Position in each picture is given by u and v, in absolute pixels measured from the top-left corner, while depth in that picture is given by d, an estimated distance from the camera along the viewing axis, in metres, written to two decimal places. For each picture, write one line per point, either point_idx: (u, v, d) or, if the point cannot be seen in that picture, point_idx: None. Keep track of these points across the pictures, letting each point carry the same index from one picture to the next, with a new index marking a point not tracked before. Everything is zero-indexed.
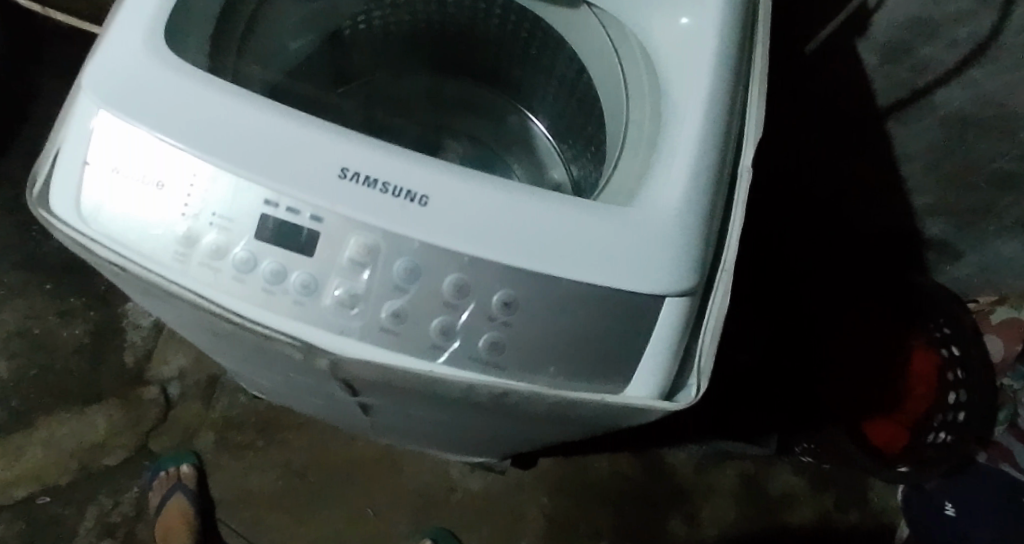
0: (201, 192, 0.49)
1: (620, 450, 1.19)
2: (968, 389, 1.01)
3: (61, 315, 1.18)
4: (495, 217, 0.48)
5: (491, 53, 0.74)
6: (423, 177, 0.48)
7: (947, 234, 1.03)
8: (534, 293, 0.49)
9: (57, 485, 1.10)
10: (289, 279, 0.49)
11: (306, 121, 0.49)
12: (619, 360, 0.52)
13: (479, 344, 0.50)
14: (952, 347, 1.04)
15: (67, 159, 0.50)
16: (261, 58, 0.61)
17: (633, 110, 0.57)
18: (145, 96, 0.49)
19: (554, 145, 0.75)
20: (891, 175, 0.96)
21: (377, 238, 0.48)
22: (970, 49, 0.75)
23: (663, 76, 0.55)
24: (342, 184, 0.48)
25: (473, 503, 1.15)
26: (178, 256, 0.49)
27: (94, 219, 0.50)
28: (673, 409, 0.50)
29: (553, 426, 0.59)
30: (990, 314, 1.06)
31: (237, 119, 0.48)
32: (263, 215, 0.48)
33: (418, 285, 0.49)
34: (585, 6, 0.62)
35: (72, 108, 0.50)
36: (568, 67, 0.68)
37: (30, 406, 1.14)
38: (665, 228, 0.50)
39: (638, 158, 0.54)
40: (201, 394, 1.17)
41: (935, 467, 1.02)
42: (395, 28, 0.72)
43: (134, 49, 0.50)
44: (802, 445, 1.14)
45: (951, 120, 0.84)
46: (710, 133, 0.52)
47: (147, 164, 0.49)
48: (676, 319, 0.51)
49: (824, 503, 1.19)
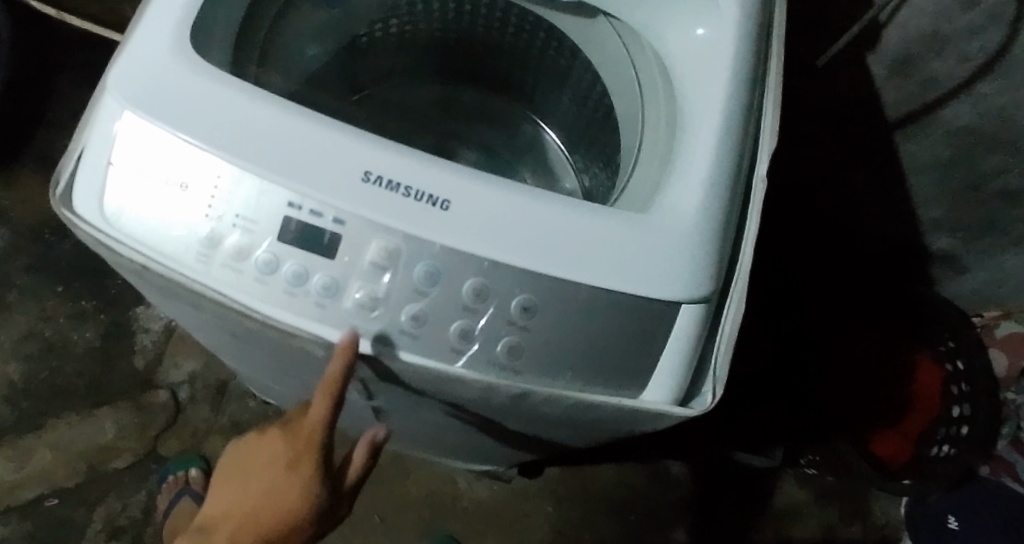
0: (225, 193, 0.49)
1: (627, 460, 1.19)
2: (971, 403, 1.02)
3: (71, 317, 1.18)
4: (517, 223, 0.49)
5: (508, 63, 0.75)
6: (445, 181, 0.49)
7: (954, 248, 1.03)
8: (553, 298, 0.50)
9: (66, 487, 1.10)
10: (311, 281, 0.49)
11: (330, 125, 0.49)
12: (636, 367, 0.52)
13: (496, 348, 0.50)
14: (957, 361, 1.05)
15: (92, 159, 0.51)
16: (282, 64, 0.61)
17: (649, 121, 0.58)
18: (170, 98, 0.49)
19: (565, 154, 0.76)
20: (898, 187, 0.97)
21: (398, 242, 0.49)
22: (978, 65, 0.76)
23: (679, 85, 0.57)
24: (365, 188, 0.48)
25: (481, 511, 1.15)
26: (201, 256, 0.50)
27: (118, 220, 0.51)
28: (690, 414, 0.50)
29: (568, 431, 0.60)
30: (995, 328, 1.07)
31: (262, 122, 0.49)
32: (286, 217, 0.49)
33: (438, 289, 0.49)
34: (603, 17, 0.63)
35: (97, 109, 0.51)
36: (584, 77, 0.69)
37: (40, 408, 1.14)
38: (683, 236, 0.50)
39: (655, 166, 0.55)
40: (210, 399, 1.17)
41: (939, 481, 1.04)
42: (418, 36, 0.73)
43: (159, 50, 0.50)
44: (807, 457, 1.15)
45: (960, 134, 0.85)
46: (727, 141, 0.52)
47: (171, 166, 0.49)
48: (692, 325, 0.52)
49: (828, 516, 1.18)
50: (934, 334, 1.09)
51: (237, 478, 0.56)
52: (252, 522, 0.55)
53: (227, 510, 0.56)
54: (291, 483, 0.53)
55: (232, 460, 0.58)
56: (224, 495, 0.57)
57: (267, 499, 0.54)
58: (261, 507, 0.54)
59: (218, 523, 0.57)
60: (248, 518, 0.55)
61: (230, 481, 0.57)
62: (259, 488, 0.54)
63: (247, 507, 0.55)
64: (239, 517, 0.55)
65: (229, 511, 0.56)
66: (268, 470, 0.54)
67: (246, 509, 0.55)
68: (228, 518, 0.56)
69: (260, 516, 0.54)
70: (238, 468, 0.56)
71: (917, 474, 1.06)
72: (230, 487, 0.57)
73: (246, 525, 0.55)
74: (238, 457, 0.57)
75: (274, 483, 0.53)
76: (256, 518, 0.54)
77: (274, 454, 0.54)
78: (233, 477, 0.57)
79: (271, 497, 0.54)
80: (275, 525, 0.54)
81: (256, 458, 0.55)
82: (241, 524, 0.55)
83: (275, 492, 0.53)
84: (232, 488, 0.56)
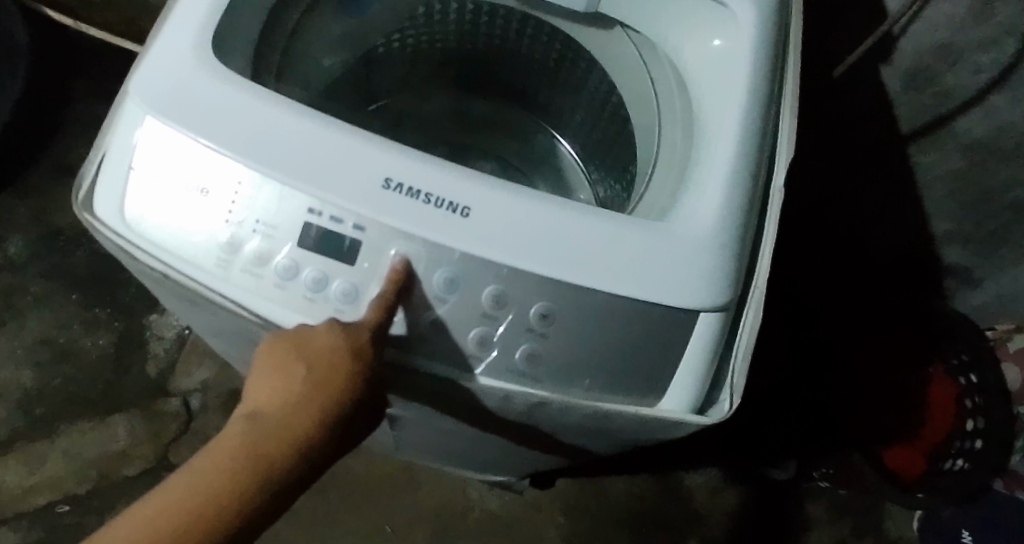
0: (246, 199, 0.49)
1: (639, 471, 1.19)
2: (986, 416, 1.00)
3: (86, 324, 1.19)
4: (537, 230, 0.49)
5: (523, 74, 0.75)
6: (464, 188, 0.49)
7: (966, 261, 1.03)
8: (572, 307, 0.50)
9: (77, 493, 1.10)
10: (331, 287, 0.50)
11: (351, 131, 0.50)
12: (653, 376, 0.52)
13: (516, 355, 0.51)
14: (970, 376, 1.03)
15: (113, 164, 0.51)
16: (302, 75, 0.62)
17: (665, 131, 0.59)
18: (193, 103, 0.49)
19: (579, 165, 0.78)
20: (911, 199, 0.98)
21: (418, 249, 0.49)
22: (991, 77, 0.76)
23: (696, 96, 0.57)
24: (386, 195, 0.48)
25: (493, 523, 1.15)
26: (221, 261, 0.50)
27: (138, 224, 0.51)
28: (706, 423, 0.50)
29: (582, 438, 0.60)
30: (1008, 342, 1.02)
31: (283, 128, 0.49)
32: (307, 223, 0.49)
33: (457, 295, 0.49)
34: (619, 27, 0.63)
35: (119, 114, 0.51)
36: (599, 87, 0.69)
37: (53, 415, 1.14)
38: (702, 245, 0.50)
39: (671, 176, 0.55)
40: (222, 406, 1.17)
41: (948, 496, 1.01)
42: (434, 48, 0.74)
43: (184, 56, 0.50)
44: (820, 470, 1.14)
45: (972, 146, 0.85)
46: (743, 152, 0.52)
47: (191, 171, 0.50)
48: (710, 335, 0.52)
49: (841, 529, 1.17)
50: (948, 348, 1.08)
51: (272, 374, 0.46)
52: (296, 413, 0.44)
53: (260, 406, 0.45)
54: (347, 370, 0.46)
55: (256, 361, 0.47)
56: (248, 399, 0.46)
57: (317, 384, 0.45)
58: (313, 394, 0.45)
59: (237, 425, 0.44)
60: (292, 413, 0.44)
61: (259, 381, 0.46)
62: (308, 377, 0.45)
63: (291, 401, 0.45)
64: (279, 411, 0.45)
65: (263, 410, 0.45)
66: (323, 355, 0.46)
67: (290, 402, 0.45)
68: (262, 414, 0.45)
69: (307, 407, 0.45)
70: (269, 364, 0.47)
71: (930, 489, 1.03)
72: (259, 388, 0.46)
73: (288, 419, 0.44)
74: (266, 356, 0.47)
75: (329, 368, 0.45)
76: (303, 407, 0.45)
77: (332, 337, 0.46)
78: (263, 374, 0.46)
79: (324, 382, 0.45)
80: (324, 417, 0.45)
81: (304, 343, 0.46)
82: (282, 416, 0.44)
83: (330, 376, 0.45)
84: (267, 386, 0.46)
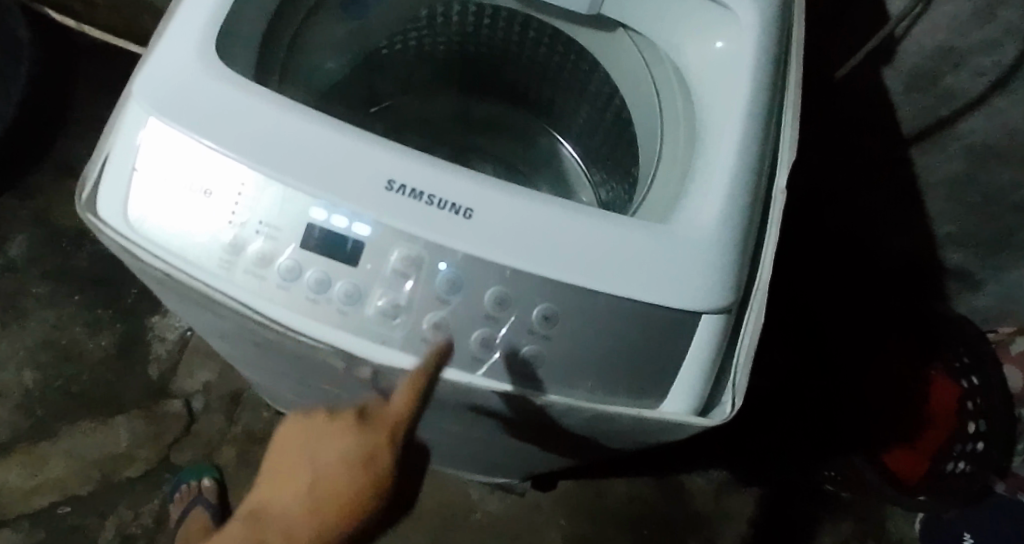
0: (249, 200, 0.49)
1: (641, 474, 1.19)
2: (988, 418, 1.01)
3: (88, 325, 1.19)
4: (539, 232, 0.49)
5: (525, 76, 0.75)
6: (467, 190, 0.49)
7: (968, 263, 1.03)
8: (574, 308, 0.50)
9: (79, 495, 1.10)
10: (333, 288, 0.50)
11: (353, 133, 0.50)
12: (655, 378, 0.52)
13: (518, 357, 0.50)
14: (972, 378, 1.04)
15: (115, 165, 0.51)
16: (304, 77, 0.62)
17: (667, 134, 0.59)
18: (196, 104, 0.49)
19: (582, 168, 0.78)
20: (913, 201, 0.98)
21: (420, 250, 0.49)
22: (993, 79, 0.76)
23: (697, 99, 0.57)
24: (389, 196, 0.49)
25: (494, 525, 1.15)
26: (224, 262, 0.50)
27: (141, 226, 0.51)
28: (709, 425, 0.50)
29: (583, 440, 0.60)
30: (1010, 343, 1.04)
31: (286, 130, 0.49)
32: (309, 224, 0.49)
33: (459, 297, 0.49)
34: (622, 30, 0.63)
35: (122, 115, 0.52)
36: (602, 89, 0.69)
37: (55, 416, 1.14)
38: (704, 247, 0.50)
39: (673, 179, 0.55)
40: (224, 408, 1.17)
41: (954, 498, 1.02)
42: (437, 49, 0.74)
43: (187, 57, 0.51)
44: (826, 473, 1.12)
45: (974, 149, 0.85)
46: (746, 154, 0.52)
47: (194, 172, 0.50)
48: (712, 337, 0.52)
49: (843, 532, 1.17)
50: (950, 350, 1.08)
51: (287, 473, 0.46)
52: (302, 525, 0.45)
53: (272, 505, 0.46)
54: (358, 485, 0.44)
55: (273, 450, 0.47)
56: (267, 488, 0.47)
57: (324, 497, 0.45)
58: (319, 509, 0.45)
59: (252, 520, 0.46)
60: (298, 524, 0.45)
61: (277, 475, 0.47)
62: (315, 488, 0.45)
63: (300, 509, 0.45)
64: (286, 518, 0.45)
65: (273, 511, 0.46)
66: (335, 466, 0.45)
67: (298, 512, 0.45)
68: (271, 516, 0.46)
69: (313, 521, 0.45)
70: (285, 460, 0.47)
71: (933, 491, 1.04)
72: (275, 483, 0.46)
73: (295, 530, 0.45)
74: (284, 448, 0.47)
75: (334, 482, 0.44)
76: (309, 519, 0.45)
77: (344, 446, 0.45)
78: (279, 469, 0.47)
79: (332, 497, 0.45)
80: (332, 530, 0.45)
81: (318, 449, 0.46)
82: (290, 522, 0.45)
83: (339, 490, 0.45)
84: (280, 485, 0.46)
